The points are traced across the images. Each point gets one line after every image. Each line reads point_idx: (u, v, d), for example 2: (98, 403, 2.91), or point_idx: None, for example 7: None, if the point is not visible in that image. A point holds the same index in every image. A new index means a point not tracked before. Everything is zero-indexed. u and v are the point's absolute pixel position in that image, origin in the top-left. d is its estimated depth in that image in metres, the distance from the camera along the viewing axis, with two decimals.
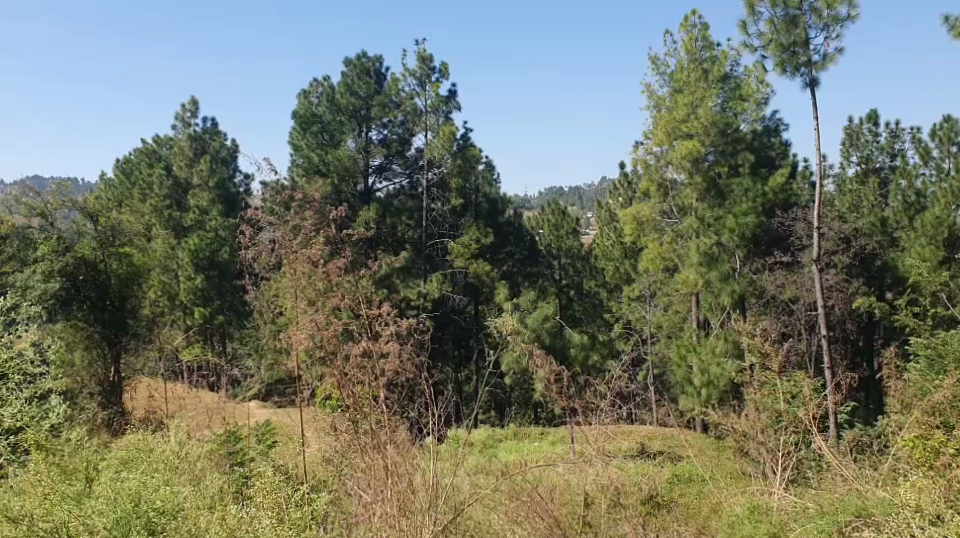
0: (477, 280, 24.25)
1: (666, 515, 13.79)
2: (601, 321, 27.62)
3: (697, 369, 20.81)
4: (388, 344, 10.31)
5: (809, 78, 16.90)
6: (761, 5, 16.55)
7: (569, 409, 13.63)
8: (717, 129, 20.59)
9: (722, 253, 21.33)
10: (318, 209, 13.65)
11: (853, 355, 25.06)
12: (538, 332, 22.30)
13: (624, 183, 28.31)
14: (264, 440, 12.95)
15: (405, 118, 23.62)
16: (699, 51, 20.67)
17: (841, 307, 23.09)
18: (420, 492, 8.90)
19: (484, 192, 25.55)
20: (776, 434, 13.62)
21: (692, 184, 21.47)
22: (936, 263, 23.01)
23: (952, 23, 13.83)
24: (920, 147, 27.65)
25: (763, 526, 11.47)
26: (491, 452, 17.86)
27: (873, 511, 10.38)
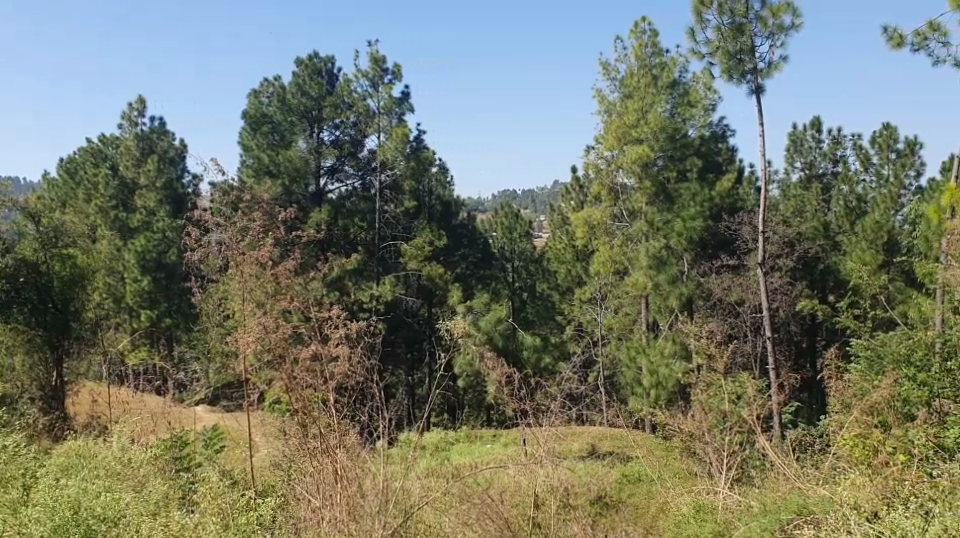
0: (430, 283, 24.47)
1: (615, 516, 13.94)
2: (553, 324, 27.83)
3: (647, 370, 21.04)
4: (338, 347, 10.27)
5: (755, 85, 17.22)
6: (707, 13, 16.86)
7: (519, 411, 13.69)
8: (666, 135, 20.94)
9: (669, 256, 21.74)
10: (269, 211, 13.57)
11: (797, 357, 25.56)
12: (491, 335, 22.36)
13: (576, 186, 28.48)
14: (212, 445, 12.73)
15: (357, 120, 23.47)
16: (648, 57, 20.92)
17: (785, 310, 23.55)
18: (370, 496, 8.89)
19: (438, 194, 25.75)
20: (724, 435, 13.80)
21: (642, 189, 21.71)
22: (877, 266, 23.61)
23: (890, 34, 14.22)
24: (861, 154, 28.35)
25: (709, 525, 11.67)
26: (443, 455, 17.88)
27: (813, 509, 10.58)
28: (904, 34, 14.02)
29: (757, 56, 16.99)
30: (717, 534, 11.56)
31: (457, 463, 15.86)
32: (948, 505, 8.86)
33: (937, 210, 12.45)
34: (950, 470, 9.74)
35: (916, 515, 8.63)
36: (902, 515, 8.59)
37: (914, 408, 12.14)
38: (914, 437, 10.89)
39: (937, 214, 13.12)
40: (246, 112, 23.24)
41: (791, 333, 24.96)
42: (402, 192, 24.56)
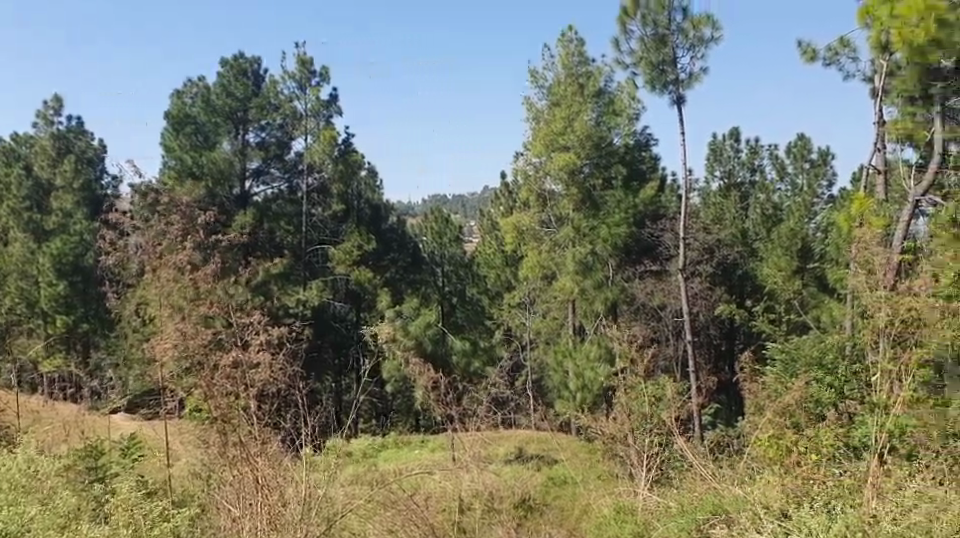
0: (358, 287, 24.59)
1: (538, 519, 13.87)
2: (483, 329, 27.99)
3: (573, 373, 21.28)
4: (259, 353, 10.14)
5: (676, 95, 17.61)
6: (631, 24, 17.18)
7: (447, 416, 13.68)
8: (592, 143, 21.31)
9: (595, 262, 22.16)
10: (189, 213, 13.33)
11: (717, 360, 26.05)
12: (421, 339, 22.43)
13: (505, 191, 28.59)
14: (128, 454, 12.28)
15: (283, 122, 23.33)
16: (575, 65, 20.97)
17: (704, 315, 23.95)
18: (290, 504, 8.45)
19: (368, 197, 25.36)
20: (647, 438, 13.95)
21: (569, 196, 22.12)
22: (791, 272, 24.47)
23: (804, 48, 14.70)
24: (777, 163, 29.26)
25: (629, 525, 11.88)
26: (370, 461, 17.79)
27: (726, 508, 10.66)
28: (817, 48, 14.60)
29: (679, 68, 17.39)
30: (636, 534, 11.74)
31: (383, 470, 15.71)
32: (854, 502, 9.11)
33: (848, 218, 13.13)
34: (857, 469, 10.05)
35: (821, 513, 8.88)
36: (809, 512, 8.84)
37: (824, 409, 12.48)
38: (827, 437, 11.17)
39: (846, 222, 13.64)
40: (169, 112, 22.47)
41: (712, 337, 25.34)
42: (330, 196, 24.75)
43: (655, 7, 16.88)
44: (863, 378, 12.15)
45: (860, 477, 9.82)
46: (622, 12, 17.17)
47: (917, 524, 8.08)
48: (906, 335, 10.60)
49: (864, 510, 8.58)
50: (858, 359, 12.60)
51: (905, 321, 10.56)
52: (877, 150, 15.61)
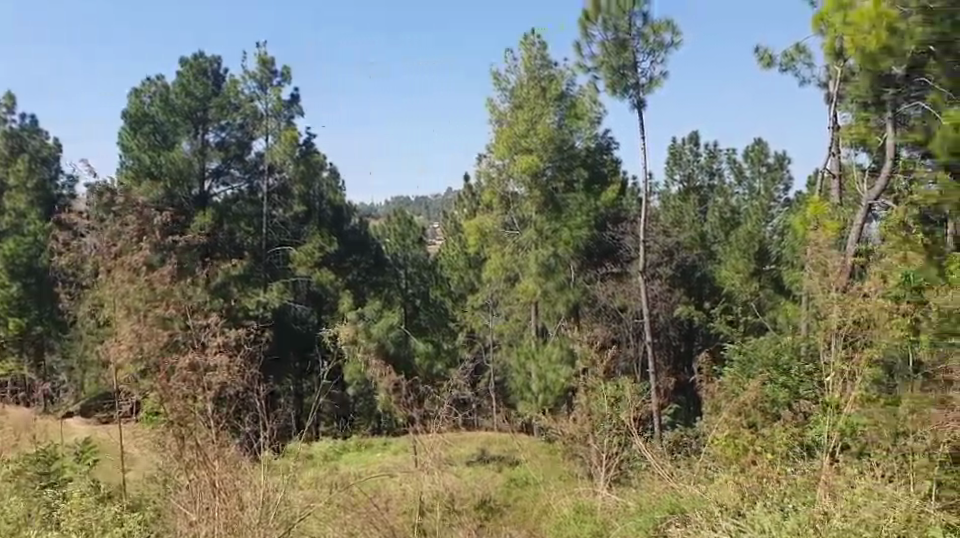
0: (320, 288, 24.55)
1: (498, 520, 13.91)
2: (445, 331, 27.98)
3: (535, 375, 21.46)
4: (218, 356, 10.05)
5: (637, 99, 17.77)
6: (592, 28, 17.26)
7: (409, 418, 13.63)
8: (554, 145, 21.43)
9: (557, 264, 22.34)
10: (146, 213, 13.17)
11: (676, 361, 26.03)
12: (384, 341, 22.50)
13: (469, 194, 28.63)
14: (83, 458, 12.12)
15: (244, 122, 23.22)
16: (538, 69, 21.02)
17: (664, 317, 24.17)
18: (247, 508, 8.35)
19: (330, 198, 25.34)
20: (607, 439, 14.01)
21: (531, 198, 22.16)
22: (748, 274, 24.82)
23: (761, 54, 14.92)
24: (735, 168, 29.66)
25: (588, 526, 11.92)
26: (331, 464, 17.68)
27: (684, 508, 10.75)
28: (773, 55, 14.82)
29: (639, 72, 17.57)
30: (594, 534, 11.78)
31: (343, 472, 15.62)
32: (809, 499, 9.20)
33: (804, 221, 13.29)
34: (811, 467, 10.16)
35: (774, 512, 8.98)
36: (763, 511, 8.93)
37: (779, 408, 12.66)
38: (782, 436, 11.28)
39: (802, 225, 13.78)
40: (127, 112, 22.13)
41: (671, 339, 25.54)
42: (291, 197, 24.67)
43: (617, 11, 16.97)
44: (817, 378, 12.34)
45: (813, 475, 9.93)
46: (584, 16, 17.25)
47: (867, 521, 8.18)
48: (857, 336, 10.63)
49: (816, 508, 8.68)
50: (810, 360, 12.83)
51: (857, 321, 10.57)
52: (832, 154, 15.88)
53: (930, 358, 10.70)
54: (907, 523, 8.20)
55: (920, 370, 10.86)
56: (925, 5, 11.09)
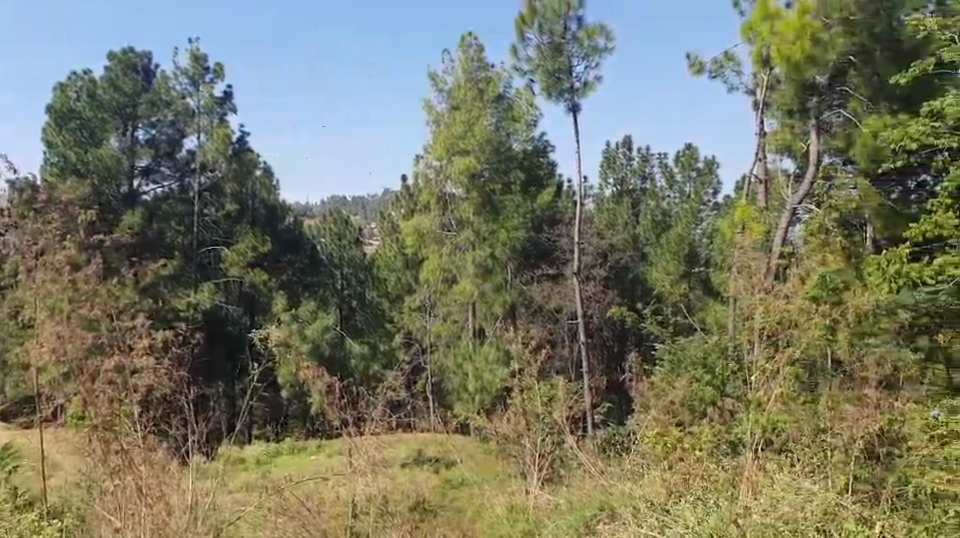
0: (253, 290, 24.22)
1: (435, 521, 13.57)
2: (380, 332, 27.89)
3: (472, 376, 21.67)
4: (143, 357, 9.77)
5: (571, 103, 18.03)
6: (528, 31, 17.41)
7: (343, 422, 13.46)
8: (491, 147, 21.60)
9: (494, 265, 22.39)
10: (70, 212, 12.88)
11: (609, 360, 26.18)
12: (319, 343, 22.53)
13: (405, 195, 28.59)
14: (2, 465, 11.80)
15: (175, 119, 22.92)
16: (474, 71, 21.24)
17: (598, 317, 24.54)
18: (175, 512, 8.30)
19: (263, 197, 25.00)
20: (541, 440, 14.08)
21: (468, 199, 22.16)
22: (678, 276, 25.41)
23: (692, 61, 15.25)
24: (667, 172, 30.24)
25: (519, 524, 11.99)
26: (264, 467, 17.51)
27: (613, 504, 10.94)
28: (703, 61, 15.15)
29: (574, 76, 17.78)
30: (527, 533, 11.85)
31: (274, 477, 15.40)
32: (731, 495, 9.43)
33: (731, 225, 13.57)
34: (735, 464, 10.39)
35: (698, 506, 9.21)
36: (687, 507, 9.12)
37: (704, 407, 12.92)
38: (709, 435, 11.46)
39: (729, 228, 14.07)
40: (52, 106, 21.54)
41: (605, 339, 25.77)
42: (223, 195, 24.25)
43: (552, 16, 17.18)
44: (741, 377, 12.56)
45: (735, 472, 10.15)
46: (519, 20, 17.36)
47: (786, 515, 8.43)
48: (779, 334, 10.94)
49: (739, 503, 8.89)
50: (733, 357, 13.09)
51: (779, 321, 10.90)
52: (759, 160, 16.17)
53: (849, 357, 11.08)
54: (823, 517, 8.50)
55: (841, 369, 11.19)
56: (846, 17, 12.66)
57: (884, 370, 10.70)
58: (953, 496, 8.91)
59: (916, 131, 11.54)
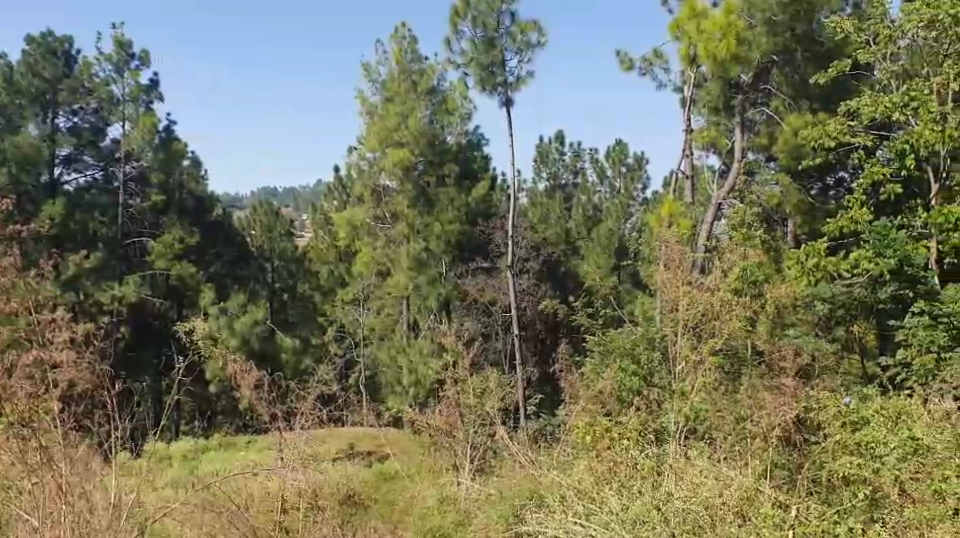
0: (180, 283, 23.55)
1: (367, 515, 13.41)
2: (315, 326, 28.17)
3: (406, 369, 21.70)
4: (62, 351, 9.44)
5: (505, 97, 18.12)
6: (462, 24, 17.45)
7: (272, 415, 13.32)
8: (426, 140, 21.63)
9: (428, 258, 22.24)
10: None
11: (541, 352, 26.51)
12: (249, 336, 22.30)
13: (339, 187, 28.40)
14: None
15: (98, 107, 22.63)
16: (408, 62, 21.39)
17: (531, 310, 24.98)
18: (97, 511, 8.25)
19: (191, 188, 24.64)
20: (472, 431, 14.18)
21: (403, 192, 22.15)
22: (608, 269, 25.68)
23: (622, 57, 15.52)
24: (598, 167, 30.58)
25: (450, 516, 12.02)
26: (191, 464, 17.22)
27: (541, 494, 11.23)
28: (633, 58, 15.42)
29: (507, 70, 17.88)
30: (458, 524, 11.87)
31: (202, 472, 15.13)
32: (653, 482, 9.65)
33: (658, 219, 13.84)
34: (657, 451, 10.60)
35: (623, 492, 9.47)
36: (612, 494, 9.33)
37: (632, 397, 13.02)
38: (636, 423, 11.53)
39: (655, 221, 14.31)
40: None
41: (538, 331, 25.97)
42: (149, 185, 23.81)
43: (486, 9, 17.24)
44: (667, 367, 12.72)
45: (658, 459, 10.36)
46: (453, 12, 17.41)
47: (706, 500, 8.75)
48: (702, 326, 11.27)
49: (662, 489, 9.16)
50: (660, 347, 13.20)
51: (703, 314, 11.26)
52: (686, 156, 16.42)
53: (769, 347, 11.45)
54: (740, 503, 8.86)
55: (762, 359, 11.51)
56: (768, 18, 13.41)
57: (802, 360, 11.20)
58: (861, 480, 9.34)
59: (835, 130, 12.49)
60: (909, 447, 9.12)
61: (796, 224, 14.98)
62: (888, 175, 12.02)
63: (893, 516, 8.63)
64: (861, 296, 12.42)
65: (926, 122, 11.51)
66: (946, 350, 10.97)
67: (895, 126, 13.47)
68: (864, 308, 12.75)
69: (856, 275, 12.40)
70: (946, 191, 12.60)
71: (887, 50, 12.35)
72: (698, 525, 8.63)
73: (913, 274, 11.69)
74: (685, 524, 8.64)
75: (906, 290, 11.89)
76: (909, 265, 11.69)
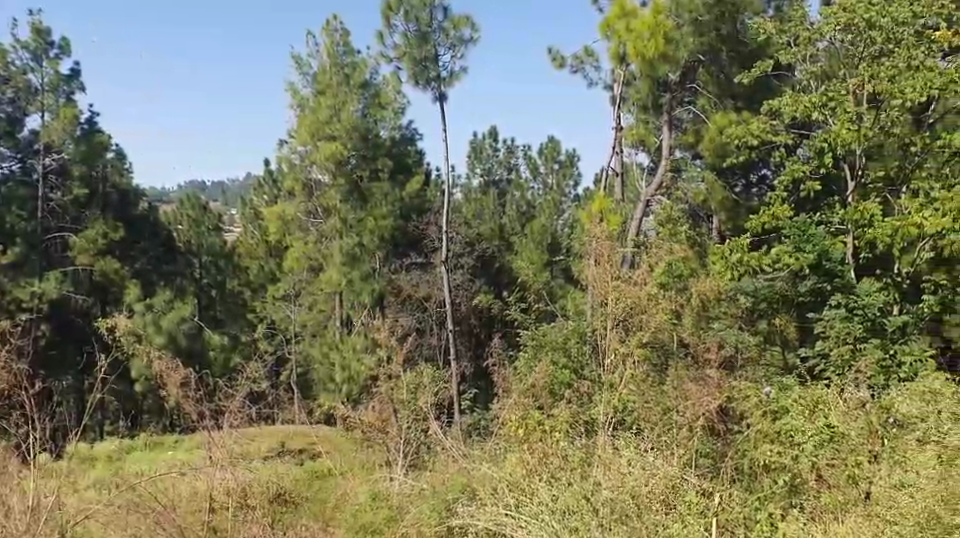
0: (104, 279, 23.00)
1: (298, 514, 13.07)
2: (245, 322, 27.89)
3: (339, 365, 21.58)
4: None
5: (438, 92, 18.17)
6: (394, 18, 17.44)
7: (199, 413, 13.11)
8: (358, 133, 21.52)
9: (361, 253, 22.14)
10: None
11: (475, 347, 26.59)
12: (176, 333, 21.94)
13: (269, 180, 28.08)
14: None
15: (15, 96, 21.91)
16: (340, 55, 21.35)
17: (466, 305, 25.12)
18: (13, 517, 8.00)
19: (114, 181, 24.11)
20: (405, 426, 14.19)
21: (335, 186, 22.07)
22: (541, 264, 25.91)
23: (554, 54, 15.71)
24: (531, 164, 30.83)
25: (382, 511, 12.02)
26: (117, 464, 16.87)
27: (474, 487, 11.38)
28: (565, 56, 15.63)
29: (440, 65, 17.95)
30: (389, 520, 11.90)
31: (126, 473, 14.80)
32: (581, 473, 9.83)
33: (589, 214, 14.05)
34: (586, 442, 10.72)
35: (552, 483, 9.68)
36: (542, 486, 9.50)
37: (563, 390, 13.10)
38: (567, 414, 11.69)
39: (586, 217, 14.49)
40: None
41: (472, 326, 26.04)
42: (70, 178, 23.23)
43: (418, 3, 17.26)
44: (597, 360, 12.94)
45: (587, 450, 10.46)
46: (386, 5, 17.38)
47: (633, 490, 9.04)
48: (632, 320, 11.46)
49: (590, 480, 9.38)
50: (589, 340, 13.53)
51: (630, 308, 11.41)
52: (615, 152, 16.71)
53: (694, 339, 11.74)
54: (666, 492, 9.15)
55: (687, 351, 11.72)
56: (695, 18, 13.67)
57: (727, 350, 11.85)
58: (780, 467, 9.91)
59: (758, 128, 13.08)
60: (825, 435, 9.66)
61: (721, 221, 15.31)
62: (807, 173, 12.75)
63: (810, 502, 9.39)
64: (782, 290, 12.92)
65: (843, 121, 12.13)
66: (859, 341, 11.58)
67: (815, 126, 13.90)
68: (785, 302, 12.95)
69: (778, 270, 13.00)
70: (861, 189, 13.09)
71: (807, 52, 12.96)
72: (625, 514, 8.92)
73: (831, 268, 12.27)
74: (614, 513, 8.91)
75: (824, 283, 12.40)
76: (827, 260, 12.27)
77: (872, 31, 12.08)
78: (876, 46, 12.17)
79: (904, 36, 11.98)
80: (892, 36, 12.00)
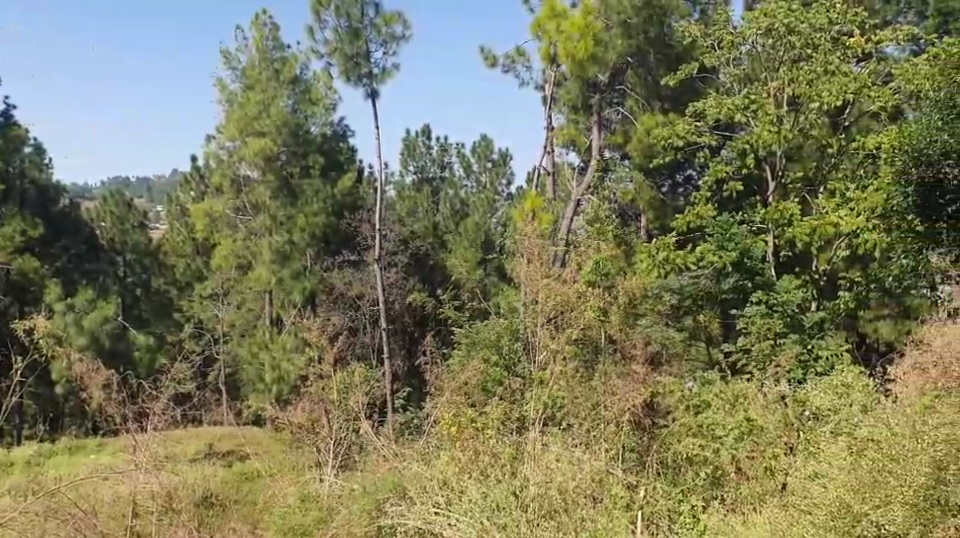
0: (22, 278, 22.30)
1: (227, 517, 13.04)
2: (172, 321, 27.37)
3: (269, 366, 21.32)
4: None
5: (370, 88, 18.10)
6: (325, 13, 17.34)
7: (122, 415, 12.84)
8: (288, 129, 21.30)
9: (292, 251, 21.93)
10: None
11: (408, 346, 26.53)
12: (99, 333, 21.43)
13: (196, 176, 27.57)
14: None
15: None
16: (270, 50, 21.17)
17: (399, 303, 25.04)
18: None
19: (33, 177, 23.37)
20: (336, 426, 14.08)
21: (264, 182, 21.95)
22: (474, 263, 25.98)
23: (486, 54, 15.80)
24: (464, 162, 30.85)
25: (311, 513, 11.94)
26: (36, 470, 16.41)
27: (404, 487, 11.35)
28: (497, 55, 15.73)
29: (372, 62, 17.89)
30: (319, 521, 11.84)
31: (44, 479, 14.36)
32: (511, 470, 9.87)
33: (521, 213, 14.15)
34: (516, 439, 10.79)
35: (481, 480, 9.76)
36: (471, 483, 9.55)
37: (495, 387, 13.13)
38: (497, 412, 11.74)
39: (516, 216, 14.60)
40: None
41: (406, 324, 25.96)
42: None
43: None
44: (528, 358, 13.06)
45: (517, 446, 10.54)
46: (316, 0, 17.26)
47: (560, 485, 9.22)
48: (560, 319, 11.59)
49: (518, 475, 9.42)
50: (521, 338, 13.64)
51: (560, 306, 11.52)
52: (547, 152, 16.86)
53: (622, 336, 11.76)
54: (592, 486, 9.42)
55: (615, 348, 11.76)
56: (624, 20, 13.92)
57: (654, 347, 11.97)
58: (702, 459, 10.41)
59: (683, 130, 13.42)
60: (744, 428, 10.24)
61: (647, 220, 15.67)
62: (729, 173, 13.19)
63: (731, 493, 9.87)
64: (706, 287, 13.22)
65: (765, 123, 12.47)
66: (779, 337, 11.94)
67: (738, 127, 14.43)
68: (708, 298, 13.38)
69: (702, 268, 13.22)
70: (780, 190, 13.32)
71: (730, 55, 13.23)
72: (552, 509, 9.08)
73: (752, 266, 12.71)
74: (542, 508, 9.04)
75: (746, 281, 12.85)
76: (749, 258, 12.68)
77: (790, 36, 12.52)
78: (794, 51, 12.62)
79: (822, 41, 12.41)
80: (810, 41, 12.45)
